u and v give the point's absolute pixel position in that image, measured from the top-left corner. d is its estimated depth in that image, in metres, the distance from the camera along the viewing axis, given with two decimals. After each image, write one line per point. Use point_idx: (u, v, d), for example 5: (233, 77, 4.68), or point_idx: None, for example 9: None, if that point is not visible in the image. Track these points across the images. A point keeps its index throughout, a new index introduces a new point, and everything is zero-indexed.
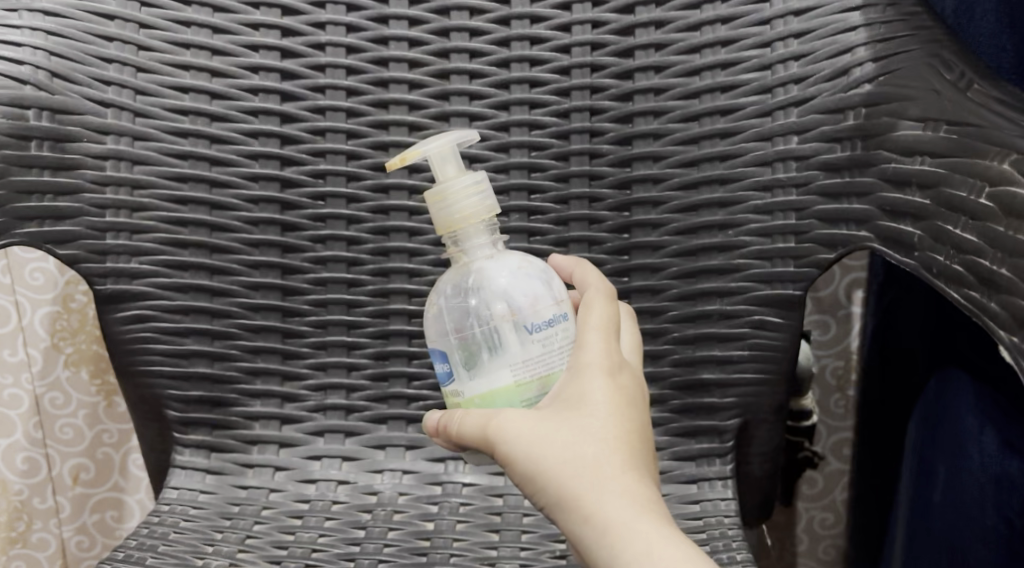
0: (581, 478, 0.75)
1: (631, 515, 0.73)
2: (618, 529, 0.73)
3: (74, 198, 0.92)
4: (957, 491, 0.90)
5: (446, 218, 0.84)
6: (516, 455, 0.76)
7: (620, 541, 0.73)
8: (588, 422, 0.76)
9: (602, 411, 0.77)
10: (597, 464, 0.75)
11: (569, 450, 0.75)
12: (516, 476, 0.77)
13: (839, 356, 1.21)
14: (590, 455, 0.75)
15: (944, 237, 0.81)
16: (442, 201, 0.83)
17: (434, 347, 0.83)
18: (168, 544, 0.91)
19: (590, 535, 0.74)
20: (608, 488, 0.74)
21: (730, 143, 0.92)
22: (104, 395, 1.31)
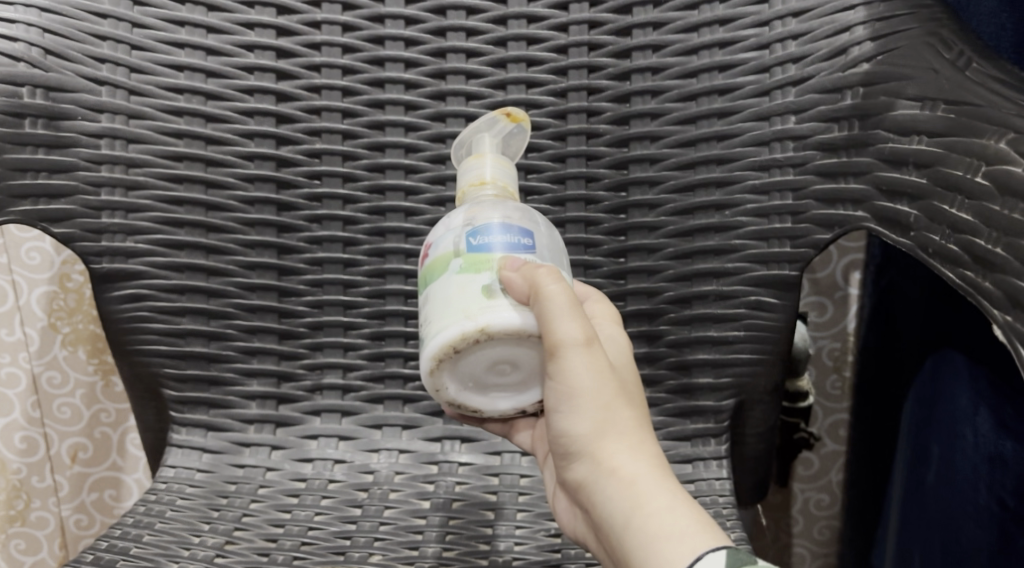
0: (624, 428, 0.78)
1: (658, 473, 0.77)
2: (645, 483, 0.76)
3: (68, 176, 0.92)
4: (951, 472, 0.90)
5: (480, 172, 0.84)
6: (577, 375, 0.77)
7: (648, 493, 0.76)
8: (626, 384, 0.80)
9: (636, 383, 0.81)
10: (635, 420, 0.78)
11: (617, 396, 0.78)
12: (566, 394, 0.78)
13: (836, 337, 1.21)
14: (631, 409, 0.78)
15: (939, 217, 0.81)
16: (481, 160, 0.85)
17: (503, 221, 0.80)
18: (164, 522, 0.92)
19: (614, 485, 0.77)
20: (642, 443, 0.78)
21: (727, 122, 0.92)
22: (101, 375, 1.31)
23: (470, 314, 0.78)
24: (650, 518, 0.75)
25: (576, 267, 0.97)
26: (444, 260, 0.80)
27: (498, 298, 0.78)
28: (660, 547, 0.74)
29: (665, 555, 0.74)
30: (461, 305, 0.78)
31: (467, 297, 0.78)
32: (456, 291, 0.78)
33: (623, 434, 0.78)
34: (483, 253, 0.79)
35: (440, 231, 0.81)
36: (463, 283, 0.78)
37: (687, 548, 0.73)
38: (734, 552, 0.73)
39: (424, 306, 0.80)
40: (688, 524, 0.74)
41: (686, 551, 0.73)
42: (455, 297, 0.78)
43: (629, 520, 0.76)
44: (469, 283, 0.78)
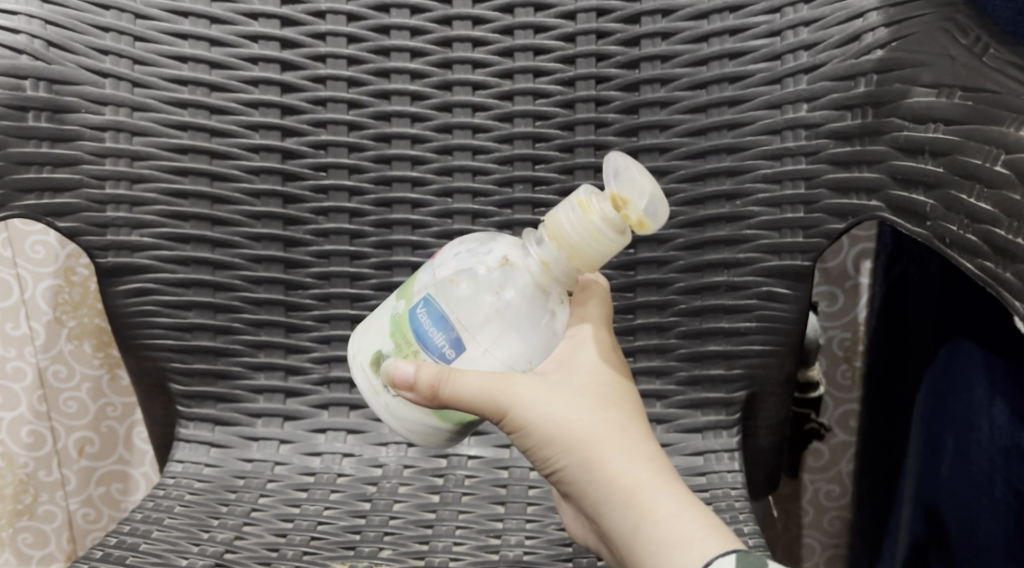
0: (602, 444, 0.77)
1: (653, 477, 0.76)
2: (643, 492, 0.76)
3: (73, 170, 0.91)
4: (966, 464, 0.90)
5: (562, 225, 0.76)
6: (532, 418, 0.77)
7: (647, 503, 0.75)
8: (593, 392, 0.79)
9: (608, 382, 0.80)
10: (610, 433, 0.77)
11: (580, 419, 0.77)
12: (532, 436, 0.78)
13: (847, 327, 1.20)
14: (603, 422, 0.78)
15: (957, 206, 0.80)
16: (579, 217, 0.76)
17: (446, 319, 0.77)
18: (173, 517, 0.91)
19: (613, 500, 0.76)
20: (628, 452, 0.77)
21: (739, 111, 0.91)
22: (107, 368, 1.29)
23: (358, 354, 0.81)
24: (655, 528, 0.75)
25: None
26: (406, 290, 0.79)
27: (375, 370, 0.79)
28: (670, 554, 0.74)
29: (676, 561, 0.74)
30: (364, 343, 0.81)
31: (372, 342, 0.80)
32: (377, 328, 0.80)
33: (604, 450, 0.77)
34: (408, 328, 0.78)
35: (441, 266, 0.79)
36: (381, 331, 0.80)
37: (697, 553, 0.73)
38: (744, 556, 0.73)
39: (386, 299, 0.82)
40: (693, 527, 0.74)
41: (696, 556, 0.73)
42: (373, 331, 0.80)
43: (638, 529, 0.75)
44: (382, 334, 0.79)
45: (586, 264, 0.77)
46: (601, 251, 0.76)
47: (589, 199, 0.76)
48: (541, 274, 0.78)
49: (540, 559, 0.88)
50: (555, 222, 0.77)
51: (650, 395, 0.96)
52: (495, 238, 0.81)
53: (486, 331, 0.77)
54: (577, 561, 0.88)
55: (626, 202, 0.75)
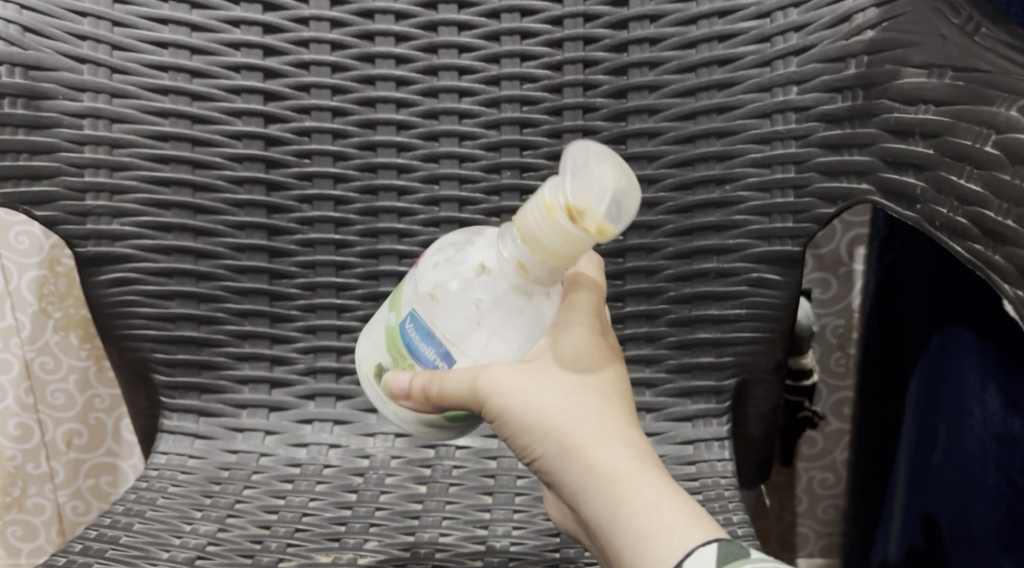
0: (580, 432, 0.76)
1: (633, 465, 0.75)
2: (622, 481, 0.74)
3: (51, 158, 0.89)
4: (959, 451, 0.89)
5: (532, 229, 0.73)
6: (509, 405, 0.76)
7: (627, 492, 0.74)
8: (574, 378, 0.78)
9: (591, 369, 0.78)
10: (589, 419, 0.76)
11: (560, 407, 0.76)
12: (509, 423, 0.76)
13: (840, 314, 1.19)
14: (583, 409, 0.76)
15: (946, 187, 0.78)
16: (546, 219, 0.73)
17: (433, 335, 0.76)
18: (155, 509, 0.90)
19: (591, 487, 0.75)
20: (606, 440, 0.76)
21: (728, 94, 0.90)
22: (94, 360, 1.28)
23: (360, 363, 0.81)
24: (634, 516, 0.73)
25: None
26: (396, 302, 0.79)
27: (378, 381, 0.80)
28: (649, 544, 0.73)
29: (656, 551, 0.72)
30: (365, 354, 0.81)
31: (371, 353, 0.80)
32: (375, 338, 0.80)
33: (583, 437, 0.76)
34: (402, 343, 0.78)
35: (422, 281, 0.77)
36: (377, 343, 0.79)
37: (676, 543, 0.72)
38: (726, 546, 0.71)
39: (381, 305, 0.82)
40: (674, 517, 0.73)
41: (676, 547, 0.72)
42: (372, 342, 0.80)
43: (616, 518, 0.74)
44: (379, 346, 0.79)
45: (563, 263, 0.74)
46: (576, 251, 0.74)
47: (554, 198, 0.73)
48: (521, 278, 0.75)
49: (527, 550, 0.87)
50: (524, 228, 0.74)
51: (640, 383, 0.95)
52: (473, 240, 0.78)
53: (473, 342, 0.76)
54: (565, 551, 0.87)
55: (587, 209, 0.72)
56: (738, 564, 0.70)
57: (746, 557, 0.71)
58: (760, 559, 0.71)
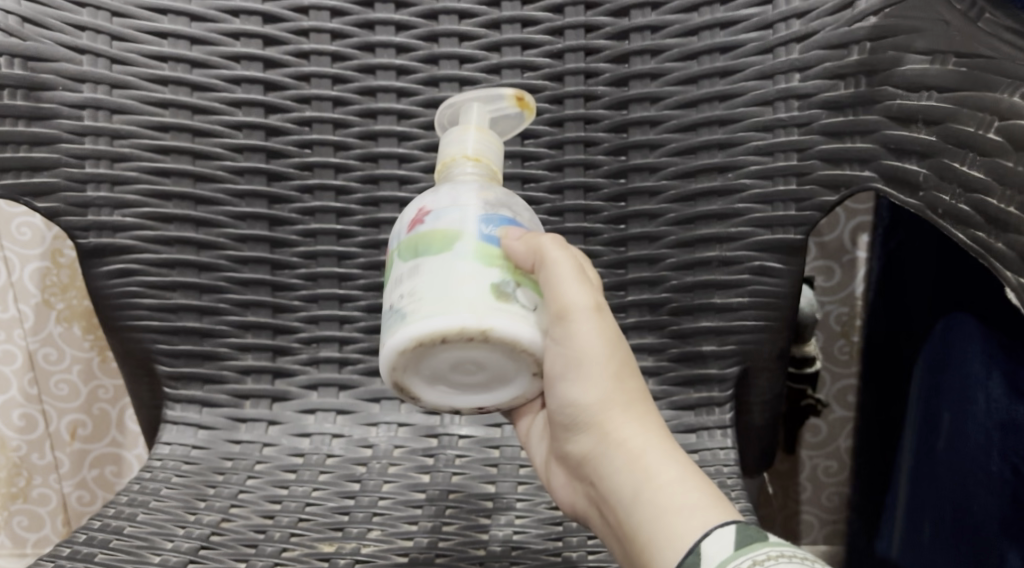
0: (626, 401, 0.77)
1: (664, 446, 0.76)
2: (651, 457, 0.75)
3: (51, 149, 0.89)
4: (963, 438, 0.88)
5: (468, 144, 0.83)
6: (583, 340, 0.76)
7: (655, 467, 0.75)
8: (627, 350, 0.79)
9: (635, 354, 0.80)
10: (633, 393, 0.77)
11: (614, 367, 0.77)
12: (571, 361, 0.77)
13: (844, 302, 1.19)
14: (627, 382, 0.77)
15: (949, 174, 0.77)
16: (470, 132, 0.84)
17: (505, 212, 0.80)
18: (159, 500, 0.90)
19: (621, 457, 0.76)
20: (643, 417, 0.77)
21: (730, 81, 0.89)
22: (97, 351, 1.28)
23: (476, 310, 0.75)
24: (657, 493, 0.74)
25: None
26: (448, 236, 0.78)
27: (508, 299, 0.76)
28: (669, 522, 0.73)
29: (671, 532, 0.72)
30: (463, 301, 0.76)
31: (470, 289, 0.76)
32: (462, 280, 0.76)
33: (627, 407, 0.77)
34: (491, 248, 0.78)
35: (443, 203, 0.79)
36: (478, 272, 0.77)
37: (696, 523, 0.72)
38: (743, 529, 0.71)
39: (413, 278, 0.77)
40: (694, 498, 0.73)
41: (695, 526, 0.72)
42: (454, 282, 0.76)
43: (638, 493, 0.74)
44: (478, 275, 0.76)
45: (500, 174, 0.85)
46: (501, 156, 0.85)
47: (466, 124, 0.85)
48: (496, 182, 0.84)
49: (530, 539, 0.87)
50: (465, 147, 0.83)
51: (642, 371, 0.95)
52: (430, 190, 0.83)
53: (518, 211, 0.81)
54: (567, 540, 0.87)
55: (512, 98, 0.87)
56: (755, 549, 0.69)
57: (762, 541, 0.70)
58: (777, 543, 0.70)
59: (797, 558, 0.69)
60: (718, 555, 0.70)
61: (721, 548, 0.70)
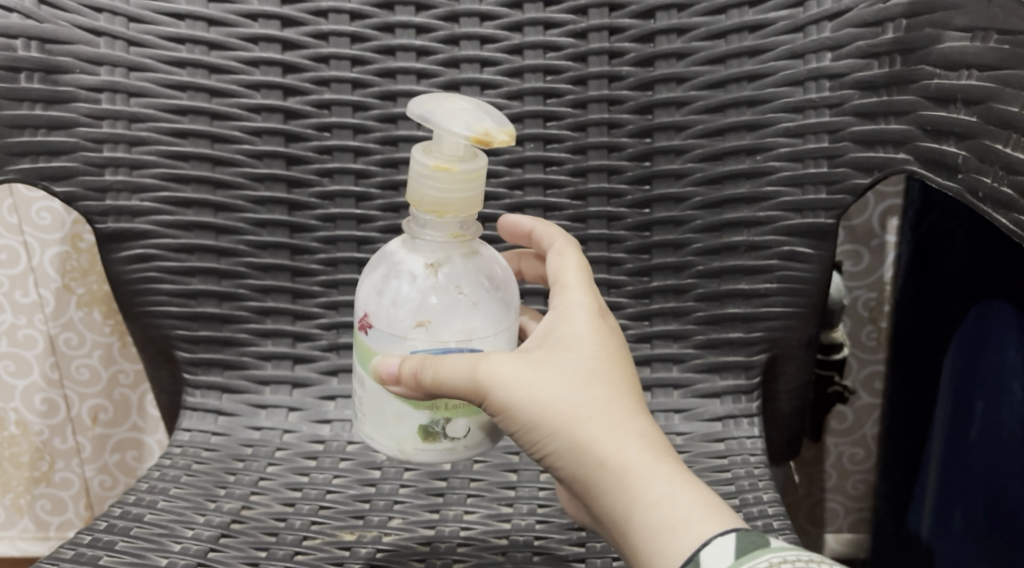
0: (589, 425, 0.72)
1: (647, 454, 0.71)
2: (634, 474, 0.71)
3: (68, 133, 0.87)
4: (997, 427, 0.86)
5: (436, 196, 0.76)
6: (513, 396, 0.73)
7: (643, 483, 0.70)
8: (582, 368, 0.74)
9: (597, 356, 0.75)
10: (603, 416, 0.72)
11: (560, 398, 0.73)
12: (516, 422, 0.74)
13: (872, 288, 1.17)
14: (590, 404, 0.73)
15: (990, 156, 0.74)
16: (441, 177, 0.75)
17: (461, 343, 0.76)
18: (179, 487, 0.89)
19: (605, 484, 0.72)
20: (619, 430, 0.72)
21: (759, 61, 0.88)
22: (117, 336, 1.27)
23: (403, 451, 0.79)
24: (649, 516, 0.70)
25: (599, 242, 0.93)
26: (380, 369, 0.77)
27: (432, 441, 0.78)
28: (662, 541, 0.69)
29: (674, 543, 0.69)
30: (385, 430, 0.79)
31: (402, 429, 0.78)
32: (394, 413, 0.78)
33: (599, 426, 0.72)
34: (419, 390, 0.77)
35: (383, 319, 0.77)
36: (399, 414, 0.78)
37: (692, 537, 0.69)
38: (746, 536, 0.68)
39: (364, 391, 0.79)
40: (690, 509, 0.69)
41: (692, 540, 0.68)
42: (392, 421, 0.78)
43: (631, 514, 0.71)
44: (403, 416, 0.78)
45: (470, 210, 0.77)
46: (473, 187, 0.76)
47: (439, 161, 0.75)
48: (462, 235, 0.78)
49: (552, 529, 0.86)
50: (431, 202, 0.76)
51: (666, 358, 0.94)
52: (393, 270, 0.80)
53: (473, 319, 0.77)
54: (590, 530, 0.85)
55: (487, 134, 0.74)
56: (757, 556, 0.67)
57: (765, 548, 0.67)
58: (781, 548, 0.67)
59: (801, 563, 0.66)
60: (718, 564, 0.67)
61: (723, 556, 0.67)
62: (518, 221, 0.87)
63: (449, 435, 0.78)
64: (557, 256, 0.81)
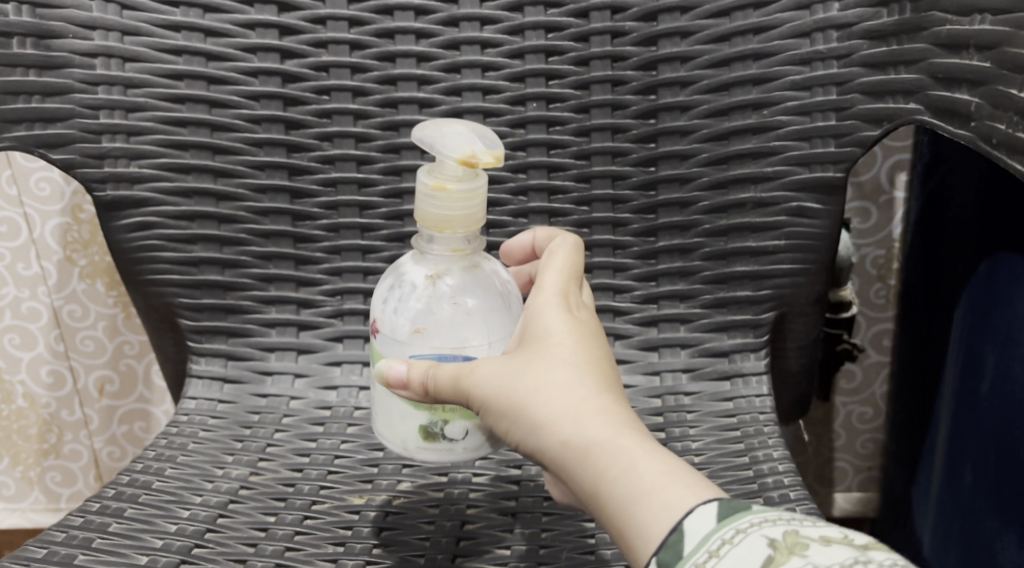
0: (550, 408, 0.70)
1: (616, 432, 0.68)
2: (604, 453, 0.68)
3: (64, 99, 0.86)
4: (1008, 379, 0.84)
5: (437, 213, 0.75)
6: (485, 388, 0.72)
7: (611, 462, 0.67)
8: (553, 353, 0.72)
9: (571, 339, 0.72)
10: (571, 397, 0.70)
11: (528, 384, 0.71)
12: (492, 414, 0.72)
13: (880, 245, 1.16)
14: (559, 387, 0.70)
15: (1004, 103, 0.73)
16: (439, 195, 0.74)
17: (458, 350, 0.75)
18: (187, 454, 0.88)
19: (577, 469, 0.69)
20: (583, 411, 0.69)
21: (764, 14, 0.86)
22: (121, 307, 1.26)
23: (406, 448, 0.77)
24: (619, 495, 0.67)
25: (604, 202, 0.92)
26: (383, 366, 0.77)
27: (433, 440, 0.77)
28: (635, 517, 0.66)
29: (648, 516, 0.65)
30: (389, 427, 0.78)
31: (405, 428, 0.77)
32: (397, 413, 0.77)
33: (567, 410, 0.69)
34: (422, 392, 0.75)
35: (384, 325, 0.77)
36: (403, 413, 0.76)
37: (663, 507, 0.65)
38: (726, 502, 0.64)
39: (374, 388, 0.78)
40: (662, 481, 0.66)
41: (665, 511, 0.65)
42: (395, 419, 0.77)
43: (602, 496, 0.68)
44: (406, 415, 0.76)
45: (472, 225, 0.75)
46: (473, 203, 0.75)
47: (438, 180, 0.74)
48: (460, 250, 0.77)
49: None
50: (431, 219, 0.75)
51: (674, 319, 0.93)
52: (399, 280, 0.79)
53: (471, 330, 0.76)
54: None
55: (473, 156, 0.73)
56: (737, 518, 0.63)
57: (746, 510, 0.63)
58: (763, 509, 0.63)
59: (781, 521, 0.62)
60: (701, 530, 0.63)
61: (704, 522, 0.63)
62: (511, 244, 0.85)
63: (449, 436, 0.76)
64: (550, 255, 0.78)
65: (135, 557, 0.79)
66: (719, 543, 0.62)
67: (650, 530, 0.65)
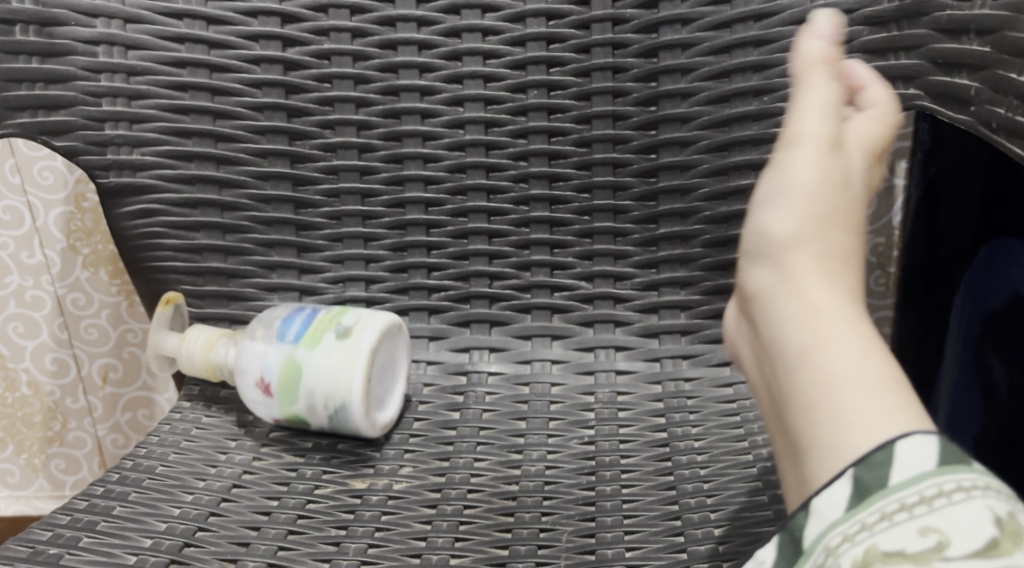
0: (806, 295, 0.70)
1: (855, 342, 0.68)
2: (825, 363, 0.67)
3: (65, 86, 0.86)
4: (1013, 367, 0.85)
5: None
6: (781, 222, 0.73)
7: (841, 371, 0.67)
8: (814, 219, 0.73)
9: (835, 204, 0.73)
10: (825, 290, 0.70)
11: (803, 253, 0.72)
12: (780, 253, 0.72)
13: (879, 232, 1.16)
14: (822, 281, 0.71)
15: (1005, 87, 0.74)
16: None
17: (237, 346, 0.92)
18: (190, 440, 0.89)
19: (799, 387, 0.68)
20: (819, 331, 0.69)
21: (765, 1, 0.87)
22: (125, 295, 1.27)
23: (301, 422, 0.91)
24: (836, 414, 0.66)
25: (605, 189, 0.92)
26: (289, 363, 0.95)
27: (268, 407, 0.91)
28: (836, 439, 0.65)
29: (846, 436, 0.65)
30: None
31: None
32: None
33: (812, 307, 0.70)
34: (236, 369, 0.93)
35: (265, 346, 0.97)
36: None
37: (859, 432, 0.65)
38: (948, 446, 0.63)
39: None
40: (878, 404, 0.65)
41: (864, 431, 0.65)
42: None
43: (808, 416, 0.67)
44: None
45: None
46: None
47: None
48: None
49: (563, 473, 0.85)
50: None
51: (674, 306, 0.94)
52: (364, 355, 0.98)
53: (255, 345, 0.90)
54: (600, 475, 0.84)
55: None
56: (959, 473, 0.62)
57: (968, 465, 0.62)
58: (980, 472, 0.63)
59: (982, 491, 0.62)
60: (917, 465, 0.63)
61: (921, 454, 0.63)
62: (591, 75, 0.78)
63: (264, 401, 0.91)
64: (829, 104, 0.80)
65: (138, 540, 0.79)
66: (936, 493, 0.62)
67: (829, 458, 0.65)
